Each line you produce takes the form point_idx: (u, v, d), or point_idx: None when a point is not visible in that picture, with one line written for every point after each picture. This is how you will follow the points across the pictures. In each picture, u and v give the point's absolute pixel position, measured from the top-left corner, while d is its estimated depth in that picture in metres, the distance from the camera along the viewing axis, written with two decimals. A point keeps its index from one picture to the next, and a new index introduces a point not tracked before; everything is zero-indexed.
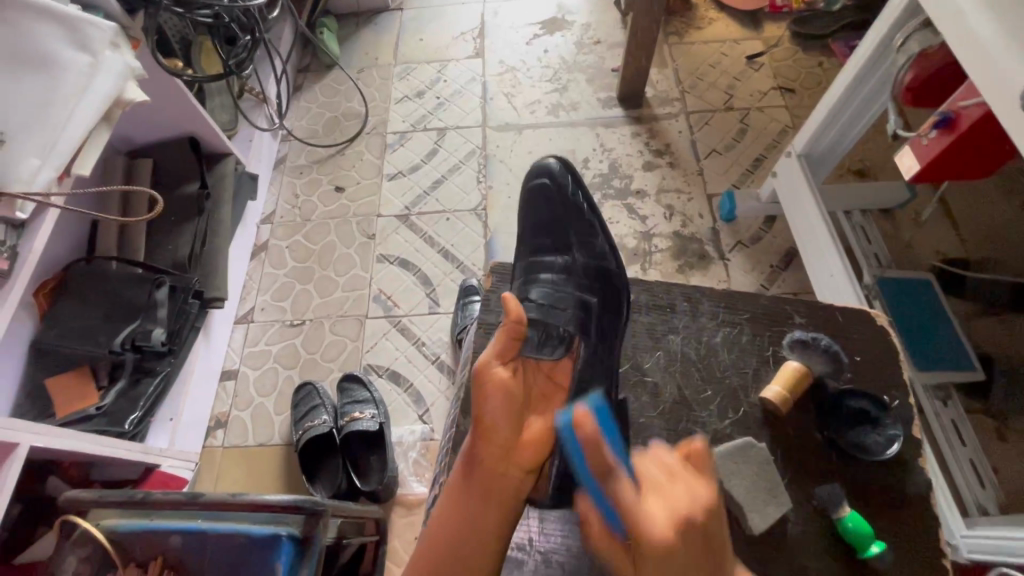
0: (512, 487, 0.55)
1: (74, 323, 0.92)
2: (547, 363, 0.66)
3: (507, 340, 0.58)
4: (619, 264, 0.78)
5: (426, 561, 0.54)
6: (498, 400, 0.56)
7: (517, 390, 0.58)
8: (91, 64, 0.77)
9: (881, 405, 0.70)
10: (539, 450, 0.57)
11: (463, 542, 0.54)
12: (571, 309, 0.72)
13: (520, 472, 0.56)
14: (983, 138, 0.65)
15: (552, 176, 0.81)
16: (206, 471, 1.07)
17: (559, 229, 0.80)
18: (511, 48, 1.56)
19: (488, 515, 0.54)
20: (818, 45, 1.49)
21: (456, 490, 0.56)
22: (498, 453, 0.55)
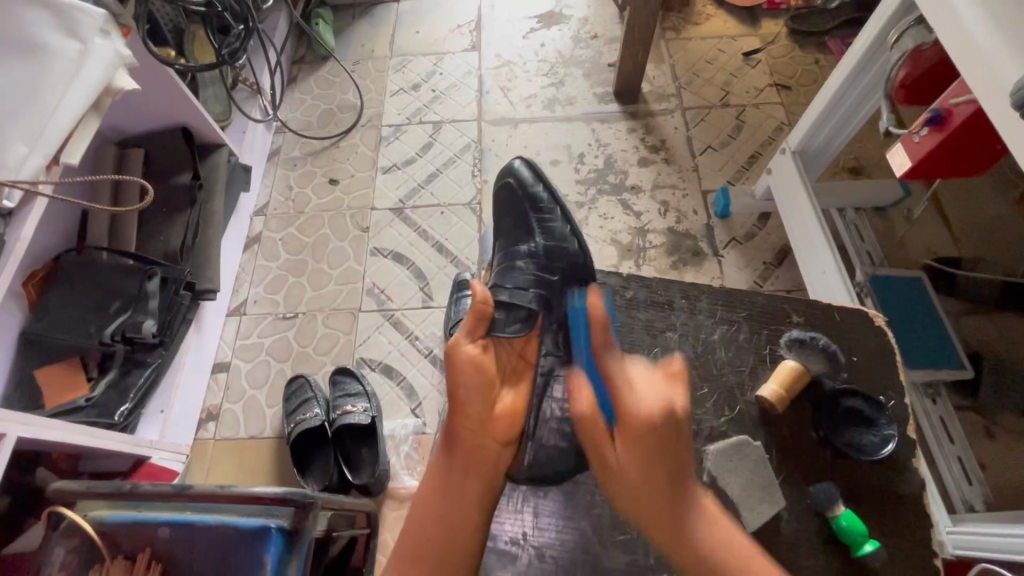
0: (490, 458, 0.61)
1: (64, 314, 0.91)
2: (517, 342, 0.69)
3: (474, 321, 0.65)
4: (581, 246, 0.74)
5: (415, 529, 0.58)
6: (472, 375, 0.62)
7: (487, 365, 0.64)
8: (80, 50, 0.76)
9: (875, 405, 0.70)
10: (512, 420, 0.63)
11: (450, 508, 0.58)
12: (535, 291, 0.71)
13: (497, 443, 0.61)
14: (974, 137, 0.65)
15: (515, 173, 0.80)
16: (197, 463, 1.07)
17: (523, 220, 0.78)
18: (508, 41, 1.55)
19: (468, 485, 0.59)
20: (814, 42, 1.49)
21: (440, 465, 0.61)
22: (474, 424, 0.61)
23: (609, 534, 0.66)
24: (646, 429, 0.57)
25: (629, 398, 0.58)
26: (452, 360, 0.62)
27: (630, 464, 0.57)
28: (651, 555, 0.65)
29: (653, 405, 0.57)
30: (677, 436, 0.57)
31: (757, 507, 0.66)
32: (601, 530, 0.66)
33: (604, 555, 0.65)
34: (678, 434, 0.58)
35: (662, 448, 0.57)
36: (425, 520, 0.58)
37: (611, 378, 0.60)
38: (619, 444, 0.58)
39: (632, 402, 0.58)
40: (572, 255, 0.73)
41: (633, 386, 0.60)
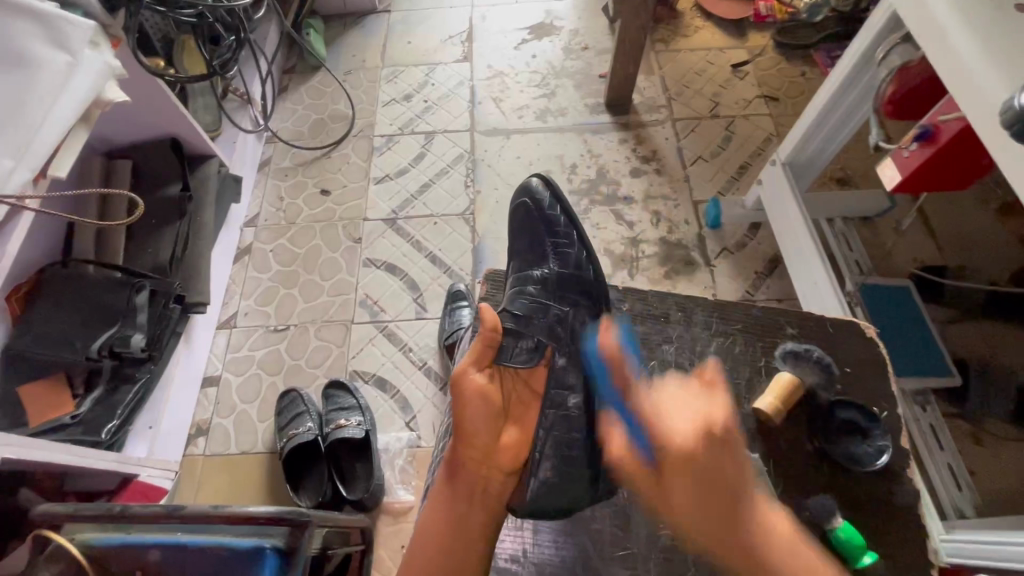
0: (493, 488, 0.62)
1: (48, 329, 0.89)
2: (524, 370, 0.68)
3: (483, 348, 0.65)
4: (595, 275, 0.74)
5: (417, 561, 0.58)
6: (478, 410, 0.63)
7: (492, 395, 0.64)
8: (70, 63, 0.75)
9: (868, 415, 0.71)
10: (515, 453, 0.64)
11: (453, 528, 0.60)
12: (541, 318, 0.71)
13: (499, 474, 0.62)
14: (963, 152, 0.67)
15: (532, 193, 0.79)
16: (186, 481, 1.05)
17: (538, 245, 0.77)
18: (500, 52, 1.56)
19: (470, 510, 0.61)
20: (801, 54, 1.52)
21: (444, 490, 0.62)
22: (478, 455, 0.62)
23: (615, 549, 0.66)
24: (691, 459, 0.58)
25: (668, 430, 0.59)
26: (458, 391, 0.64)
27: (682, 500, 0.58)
28: (653, 569, 0.65)
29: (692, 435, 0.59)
30: (729, 448, 0.58)
31: None
32: (599, 545, 0.66)
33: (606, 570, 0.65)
34: (730, 454, 0.58)
35: (710, 468, 0.57)
36: (428, 538, 0.59)
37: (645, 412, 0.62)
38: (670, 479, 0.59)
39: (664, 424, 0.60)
40: (586, 281, 0.74)
41: (663, 413, 0.62)
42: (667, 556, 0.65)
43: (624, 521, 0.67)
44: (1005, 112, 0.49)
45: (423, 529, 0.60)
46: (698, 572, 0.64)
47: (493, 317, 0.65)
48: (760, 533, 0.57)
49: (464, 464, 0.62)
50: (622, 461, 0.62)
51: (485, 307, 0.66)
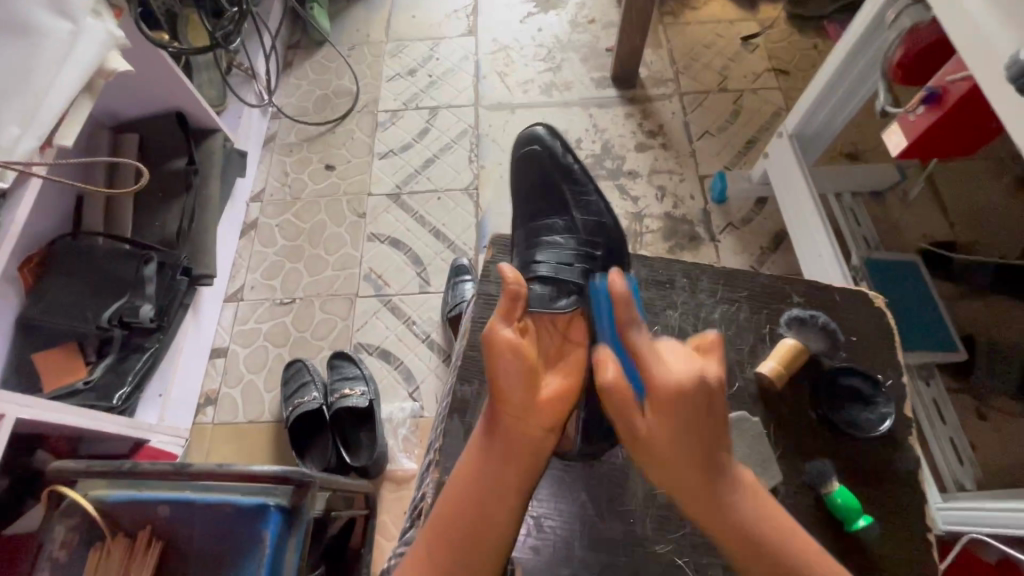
0: (534, 448, 0.52)
1: (61, 298, 0.91)
2: (561, 320, 0.62)
3: (514, 302, 0.55)
4: (616, 223, 0.78)
5: (441, 554, 0.50)
6: (511, 360, 0.52)
7: (531, 352, 0.55)
8: (73, 31, 0.76)
9: (871, 382, 0.71)
10: (560, 408, 0.54)
11: (483, 498, 0.51)
12: (580, 266, 0.71)
13: (542, 430, 0.52)
14: (972, 113, 0.65)
15: (542, 142, 0.81)
16: (196, 447, 1.08)
17: (556, 194, 0.79)
18: (505, 26, 1.53)
19: (506, 478, 0.51)
20: (814, 26, 1.48)
21: (476, 460, 0.52)
22: (518, 413, 0.52)
23: (608, 506, 0.66)
24: (677, 397, 0.46)
25: (657, 368, 0.47)
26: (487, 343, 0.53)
27: (664, 438, 0.47)
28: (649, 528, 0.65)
29: (684, 377, 0.46)
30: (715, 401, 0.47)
31: (751, 478, 0.66)
32: (599, 504, 0.66)
33: (599, 526, 0.65)
34: (717, 401, 0.47)
35: (697, 415, 0.46)
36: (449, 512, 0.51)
37: (637, 348, 0.48)
38: (658, 416, 0.47)
39: (660, 368, 0.47)
40: (609, 230, 0.77)
41: (661, 354, 0.48)
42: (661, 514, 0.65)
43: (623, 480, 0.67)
44: (1012, 67, 0.48)
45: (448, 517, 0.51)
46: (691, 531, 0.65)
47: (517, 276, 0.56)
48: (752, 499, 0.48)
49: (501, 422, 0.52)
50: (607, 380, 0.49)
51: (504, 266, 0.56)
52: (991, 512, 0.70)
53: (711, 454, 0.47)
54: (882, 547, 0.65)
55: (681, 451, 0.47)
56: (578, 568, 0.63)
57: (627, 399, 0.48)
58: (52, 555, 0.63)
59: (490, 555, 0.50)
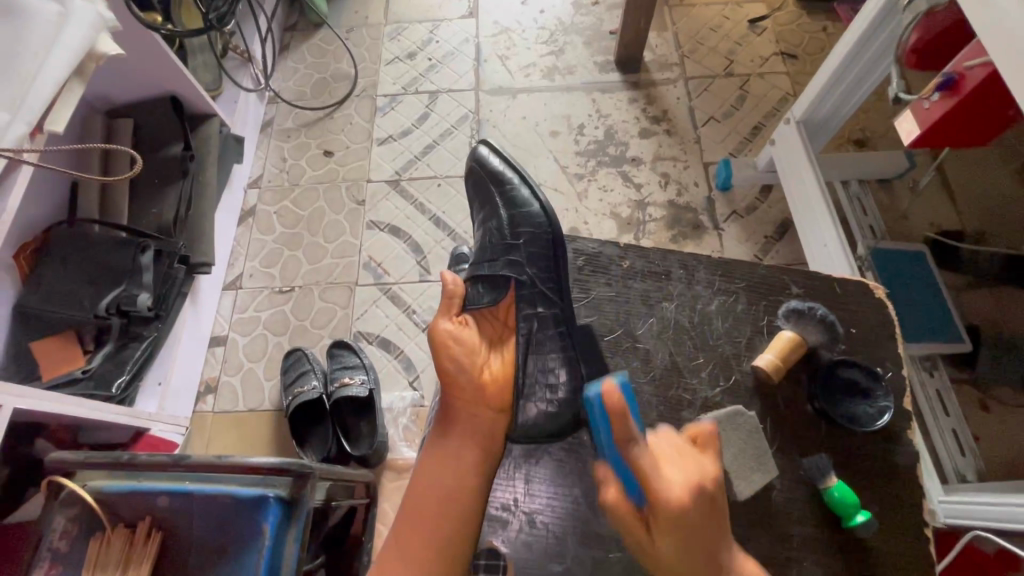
0: (484, 426, 0.67)
1: (59, 287, 0.90)
2: (491, 310, 0.74)
3: (447, 304, 0.71)
4: (541, 208, 0.77)
5: (412, 519, 0.61)
6: (455, 351, 0.68)
7: (467, 337, 0.70)
8: (61, 13, 0.74)
9: (869, 375, 0.70)
10: (498, 386, 0.69)
11: (447, 474, 0.63)
12: (507, 259, 0.74)
13: (488, 413, 0.67)
14: (988, 100, 0.63)
15: (474, 156, 0.82)
16: (197, 436, 1.08)
17: (487, 200, 0.80)
18: (507, 8, 1.50)
19: (464, 452, 0.65)
20: (823, 8, 1.44)
21: (437, 440, 0.65)
22: (467, 395, 0.67)
23: None
24: (676, 518, 0.46)
25: (658, 483, 0.47)
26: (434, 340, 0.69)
27: (671, 561, 0.47)
28: None
29: (686, 491, 0.47)
30: (716, 512, 0.48)
31: (750, 477, 0.65)
32: (600, 498, 0.65)
33: (594, 521, 0.64)
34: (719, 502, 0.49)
35: (695, 536, 0.47)
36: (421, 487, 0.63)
37: (639, 468, 0.47)
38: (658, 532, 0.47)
39: (662, 485, 0.47)
40: (536, 220, 0.76)
41: (663, 469, 0.48)
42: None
43: None
44: None
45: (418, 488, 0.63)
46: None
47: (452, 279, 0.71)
48: None
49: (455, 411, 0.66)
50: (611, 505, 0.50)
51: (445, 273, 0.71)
52: (973, 502, 0.72)
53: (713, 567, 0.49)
54: (883, 542, 0.65)
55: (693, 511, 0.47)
56: (573, 564, 0.63)
57: (631, 521, 0.49)
58: (52, 545, 0.63)
59: (456, 517, 0.61)
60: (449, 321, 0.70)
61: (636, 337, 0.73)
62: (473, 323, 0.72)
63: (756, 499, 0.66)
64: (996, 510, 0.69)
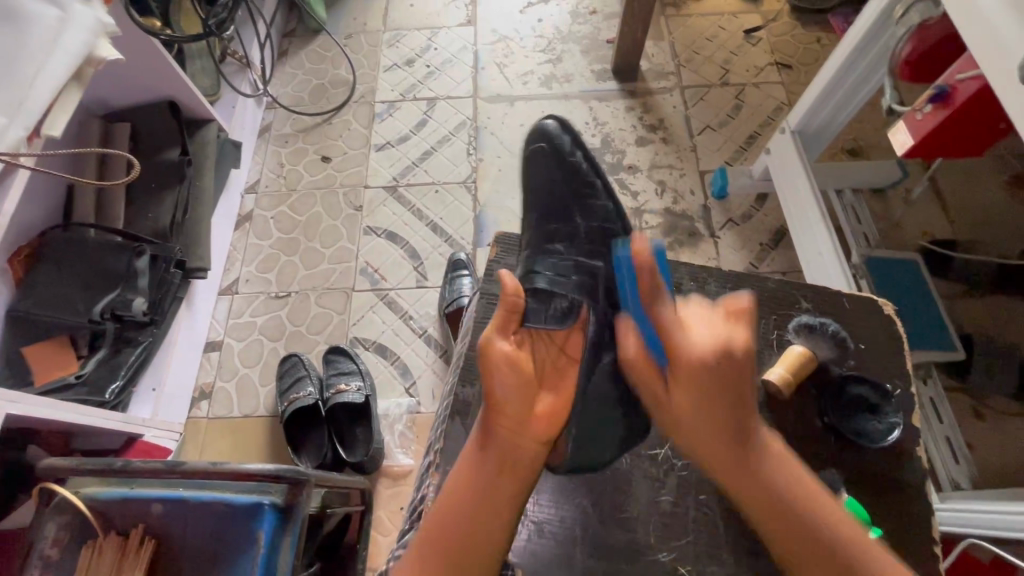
0: (526, 461, 0.56)
1: (52, 291, 0.89)
2: (555, 333, 0.65)
3: (506, 313, 0.60)
4: (624, 228, 0.72)
5: (428, 555, 0.52)
6: (508, 374, 0.57)
7: (524, 362, 0.59)
8: (61, 17, 0.74)
9: (882, 393, 0.70)
10: (549, 422, 0.58)
11: (476, 508, 0.54)
12: (577, 276, 0.67)
13: (534, 443, 0.57)
14: (979, 113, 0.64)
15: (549, 138, 0.76)
16: (190, 441, 1.07)
17: (560, 201, 0.74)
18: (505, 16, 1.51)
19: (501, 491, 0.54)
20: (817, 20, 1.46)
21: (470, 464, 0.56)
22: (513, 425, 0.56)
23: (604, 510, 0.65)
24: (697, 368, 0.53)
25: (682, 340, 0.54)
26: (483, 355, 0.58)
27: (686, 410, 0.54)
28: (646, 530, 0.64)
29: (708, 348, 0.53)
30: (745, 371, 0.53)
31: None
32: (598, 507, 0.65)
33: (600, 531, 0.64)
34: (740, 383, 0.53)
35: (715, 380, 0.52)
36: (446, 515, 0.54)
37: (664, 323, 0.55)
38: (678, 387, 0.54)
39: (686, 336, 0.54)
40: (613, 237, 0.71)
41: (688, 328, 0.55)
42: (662, 519, 0.64)
43: (621, 483, 0.66)
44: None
45: (442, 514, 0.54)
46: (692, 537, 0.64)
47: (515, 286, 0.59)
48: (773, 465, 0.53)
49: (497, 436, 0.56)
50: (632, 357, 0.59)
51: (505, 273, 0.59)
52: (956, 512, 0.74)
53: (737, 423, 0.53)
54: None
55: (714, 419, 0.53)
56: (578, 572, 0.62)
57: (647, 371, 0.57)
58: (43, 553, 0.62)
59: (479, 560, 0.52)
60: (505, 332, 0.60)
61: None
62: (528, 343, 0.62)
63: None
64: (982, 518, 0.70)
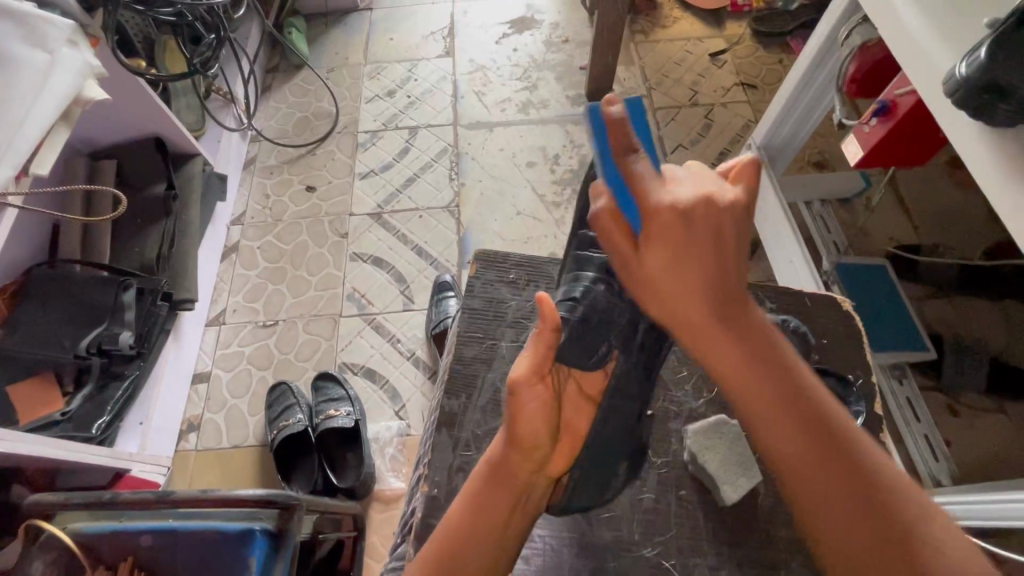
0: (536, 502, 0.51)
1: (37, 327, 0.90)
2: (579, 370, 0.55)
3: (542, 351, 0.50)
4: None
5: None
6: (536, 412, 0.50)
7: (553, 403, 0.52)
8: (48, 61, 0.77)
9: (841, 382, 0.72)
10: (569, 459, 0.53)
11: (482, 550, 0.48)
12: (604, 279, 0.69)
13: (546, 483, 0.52)
14: (921, 124, 0.69)
15: None
16: (179, 474, 1.06)
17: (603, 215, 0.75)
18: (481, 47, 1.57)
19: (513, 523, 0.50)
20: (777, 42, 1.54)
21: (483, 499, 0.50)
22: (533, 467, 0.50)
23: (588, 517, 0.65)
24: (727, 304, 0.40)
25: (690, 282, 0.40)
26: (512, 388, 0.49)
27: (735, 382, 0.42)
28: (633, 532, 0.64)
29: (725, 278, 0.40)
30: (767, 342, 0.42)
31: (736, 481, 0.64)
32: (582, 513, 0.65)
33: (585, 537, 0.64)
34: (731, 249, 0.41)
35: (745, 334, 0.41)
36: (449, 552, 0.48)
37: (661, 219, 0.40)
38: (706, 339, 0.41)
39: (693, 267, 0.40)
40: None
41: (691, 212, 0.40)
42: (645, 519, 0.65)
43: None
44: (951, 82, 0.53)
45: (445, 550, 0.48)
46: (674, 534, 0.65)
47: (554, 313, 0.49)
48: (835, 426, 0.42)
49: (512, 471, 0.50)
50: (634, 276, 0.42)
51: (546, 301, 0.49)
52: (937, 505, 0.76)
53: (734, 311, 0.41)
54: None
55: (704, 297, 0.41)
56: None
57: (670, 303, 0.42)
58: None
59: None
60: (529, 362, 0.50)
61: None
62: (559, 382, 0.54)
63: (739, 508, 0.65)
64: (959, 508, 0.73)
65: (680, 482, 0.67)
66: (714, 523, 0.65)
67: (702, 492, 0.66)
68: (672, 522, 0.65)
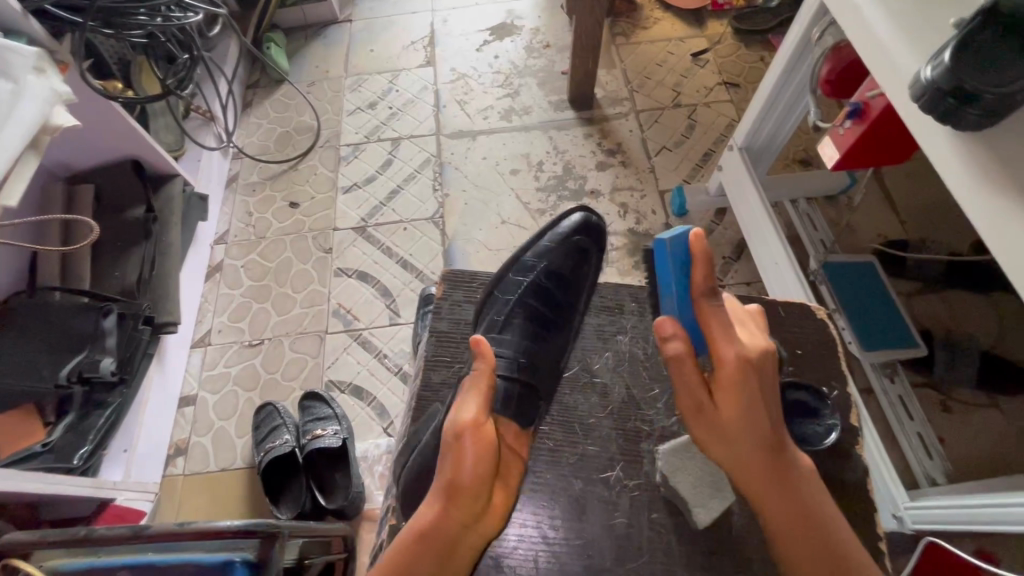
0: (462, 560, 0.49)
1: (13, 359, 0.87)
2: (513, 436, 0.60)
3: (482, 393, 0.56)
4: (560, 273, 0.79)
5: None
6: (477, 450, 0.51)
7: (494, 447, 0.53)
8: (14, 90, 0.76)
9: (816, 394, 0.71)
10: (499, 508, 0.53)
11: None
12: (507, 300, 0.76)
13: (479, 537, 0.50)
14: (893, 126, 0.68)
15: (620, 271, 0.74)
16: (167, 500, 1.05)
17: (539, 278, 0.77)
18: (462, 55, 1.56)
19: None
20: (760, 40, 1.54)
21: (414, 554, 0.48)
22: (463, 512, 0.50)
23: (569, 540, 0.64)
24: (743, 370, 0.51)
25: (723, 342, 0.52)
26: (457, 433, 0.52)
27: (731, 418, 0.51)
28: (609, 558, 0.63)
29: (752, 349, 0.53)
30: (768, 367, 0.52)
31: (708, 503, 0.64)
32: (563, 536, 0.64)
33: (561, 562, 0.63)
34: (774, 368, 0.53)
35: (761, 382, 0.51)
36: None
37: (710, 320, 0.53)
38: (722, 397, 0.52)
39: (728, 337, 0.53)
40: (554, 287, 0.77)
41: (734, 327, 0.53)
42: (618, 543, 0.64)
43: (582, 511, 0.66)
44: (916, 86, 0.52)
45: None
46: (648, 557, 0.64)
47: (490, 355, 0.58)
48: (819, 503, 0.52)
49: (449, 536, 0.49)
50: (684, 365, 0.53)
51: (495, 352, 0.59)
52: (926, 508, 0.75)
53: (782, 464, 0.52)
54: None
55: (757, 443, 0.51)
56: None
57: (692, 373, 0.53)
58: None
59: None
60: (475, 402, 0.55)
61: (591, 373, 0.74)
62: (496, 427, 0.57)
63: (715, 528, 0.64)
64: (948, 512, 0.72)
65: (655, 503, 0.66)
66: (688, 545, 0.64)
67: (675, 514, 0.65)
68: (648, 545, 0.64)
